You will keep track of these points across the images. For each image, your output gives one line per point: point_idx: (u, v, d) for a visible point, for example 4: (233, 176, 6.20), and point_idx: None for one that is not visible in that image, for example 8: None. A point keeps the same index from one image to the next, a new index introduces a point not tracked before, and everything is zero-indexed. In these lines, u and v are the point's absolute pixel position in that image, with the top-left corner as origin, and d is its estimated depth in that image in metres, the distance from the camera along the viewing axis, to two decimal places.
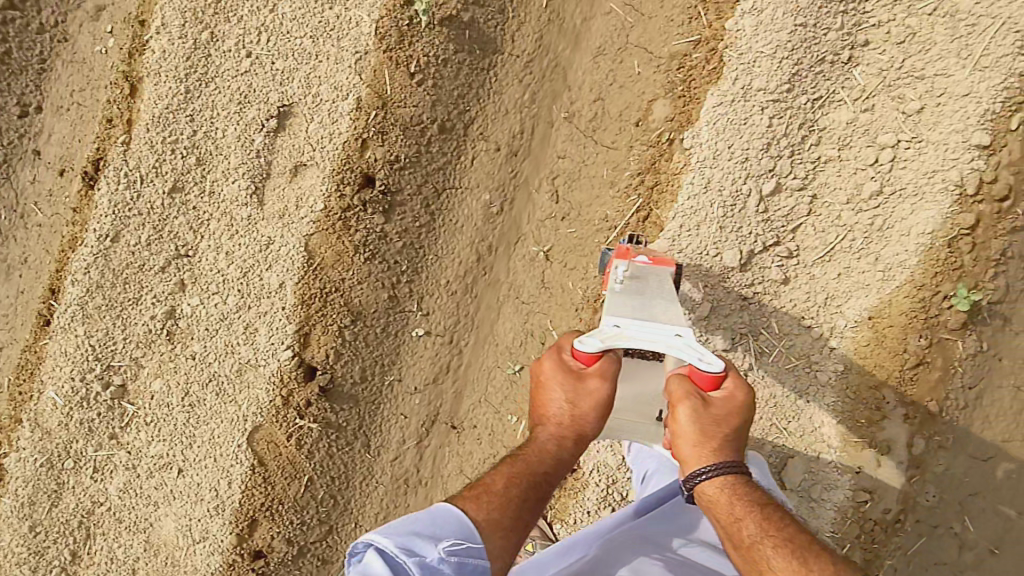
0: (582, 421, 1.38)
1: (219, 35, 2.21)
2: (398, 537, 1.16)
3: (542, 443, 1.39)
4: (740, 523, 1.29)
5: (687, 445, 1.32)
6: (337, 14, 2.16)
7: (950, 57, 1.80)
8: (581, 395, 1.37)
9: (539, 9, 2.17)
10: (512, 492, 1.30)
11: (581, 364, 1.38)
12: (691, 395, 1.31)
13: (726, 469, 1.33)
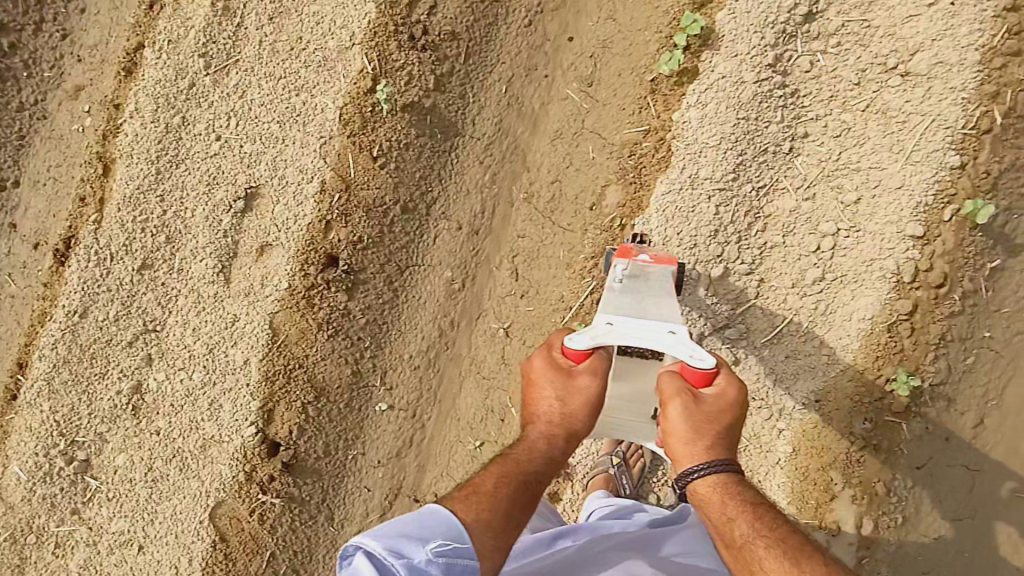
0: (571, 419, 1.44)
1: (189, 120, 2.30)
2: (387, 540, 1.20)
3: (533, 442, 1.46)
4: (732, 522, 1.33)
5: (680, 443, 1.36)
6: (303, 99, 2.25)
7: (883, 151, 1.91)
8: (570, 392, 1.43)
9: (499, 94, 2.27)
10: (500, 492, 1.35)
11: (571, 362, 1.45)
12: (682, 393, 1.36)
13: (718, 467, 1.36)
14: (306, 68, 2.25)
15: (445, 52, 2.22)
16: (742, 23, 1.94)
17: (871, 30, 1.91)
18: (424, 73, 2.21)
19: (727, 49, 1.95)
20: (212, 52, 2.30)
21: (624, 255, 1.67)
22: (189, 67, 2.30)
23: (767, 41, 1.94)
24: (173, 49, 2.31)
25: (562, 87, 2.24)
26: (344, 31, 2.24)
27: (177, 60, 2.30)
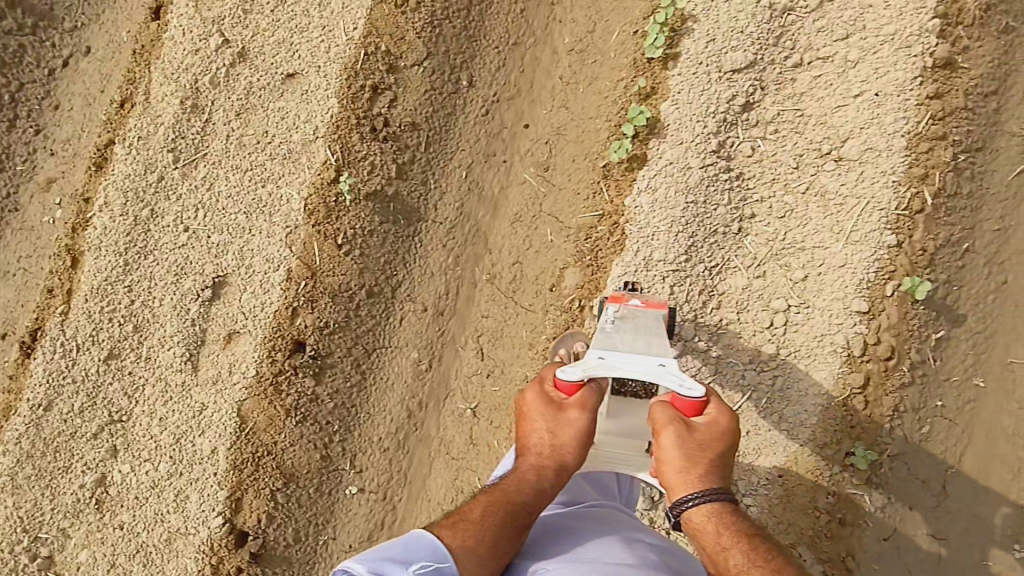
0: (561, 452, 1.49)
1: (158, 212, 2.36)
2: (370, 565, 1.18)
3: (524, 472, 1.50)
4: (726, 553, 1.36)
5: (673, 471, 1.42)
6: (269, 190, 2.32)
7: (825, 232, 2.00)
8: (561, 425, 1.49)
9: (460, 180, 2.41)
10: (488, 518, 1.37)
11: (562, 397, 1.52)
12: (674, 424, 1.42)
13: (713, 496, 1.40)
14: (272, 160, 2.34)
15: (405, 141, 2.36)
16: (684, 112, 2.09)
17: (805, 118, 2.07)
18: (386, 161, 2.33)
19: (671, 137, 2.09)
20: (181, 147, 2.39)
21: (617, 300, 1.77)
22: (159, 161, 2.38)
23: (710, 129, 2.07)
24: (144, 144, 2.40)
25: (519, 171, 2.39)
26: (308, 125, 2.34)
27: (147, 155, 2.39)
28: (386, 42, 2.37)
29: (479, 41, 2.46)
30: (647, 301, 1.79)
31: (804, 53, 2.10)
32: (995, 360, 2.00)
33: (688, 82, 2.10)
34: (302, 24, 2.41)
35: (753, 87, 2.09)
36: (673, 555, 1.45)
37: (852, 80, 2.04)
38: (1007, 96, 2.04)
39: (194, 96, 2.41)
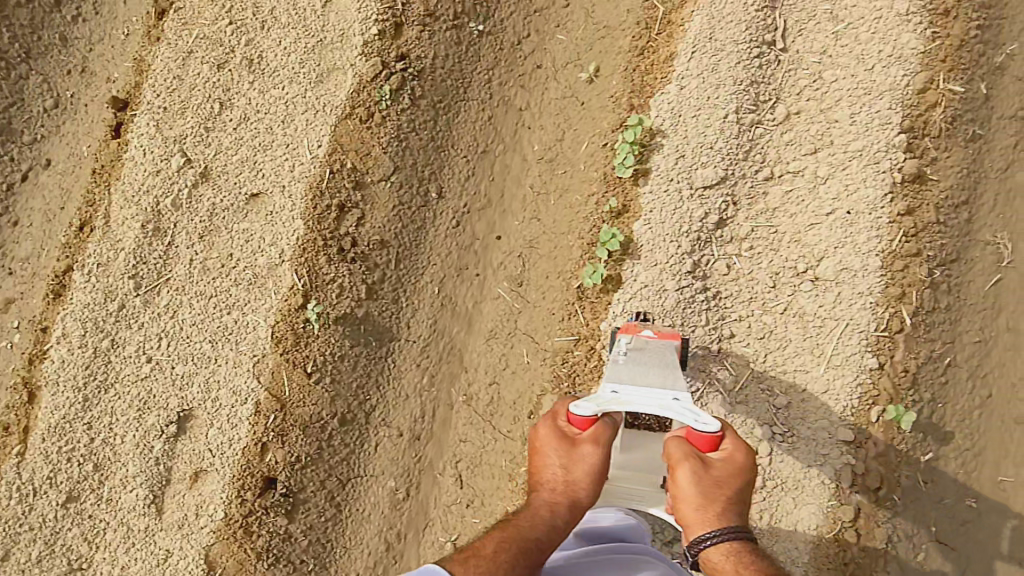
0: (574, 488, 1.51)
1: (119, 342, 2.26)
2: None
3: (537, 508, 1.51)
4: None
5: (691, 508, 1.43)
6: (235, 317, 2.24)
7: (805, 355, 1.96)
8: (573, 460, 1.51)
9: (432, 295, 2.35)
10: (501, 555, 1.40)
11: (574, 432, 1.54)
12: (691, 461, 1.43)
13: (730, 533, 1.41)
14: (237, 285, 2.27)
15: (374, 260, 2.30)
16: (656, 232, 2.06)
17: (779, 235, 2.04)
18: (355, 283, 2.27)
19: (644, 258, 2.05)
20: (142, 272, 2.31)
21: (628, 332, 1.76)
22: (119, 288, 2.29)
23: (683, 249, 2.03)
24: (103, 271, 2.31)
25: (493, 285, 2.34)
26: (273, 247, 2.27)
27: (106, 282, 2.30)
28: (351, 158, 2.31)
29: (447, 151, 2.43)
30: (659, 331, 1.77)
31: (774, 168, 2.10)
32: (986, 478, 1.98)
33: (659, 201, 2.07)
34: (265, 141, 2.36)
35: (724, 203, 2.07)
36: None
37: (823, 196, 2.03)
38: (978, 204, 2.10)
39: (155, 219, 2.34)
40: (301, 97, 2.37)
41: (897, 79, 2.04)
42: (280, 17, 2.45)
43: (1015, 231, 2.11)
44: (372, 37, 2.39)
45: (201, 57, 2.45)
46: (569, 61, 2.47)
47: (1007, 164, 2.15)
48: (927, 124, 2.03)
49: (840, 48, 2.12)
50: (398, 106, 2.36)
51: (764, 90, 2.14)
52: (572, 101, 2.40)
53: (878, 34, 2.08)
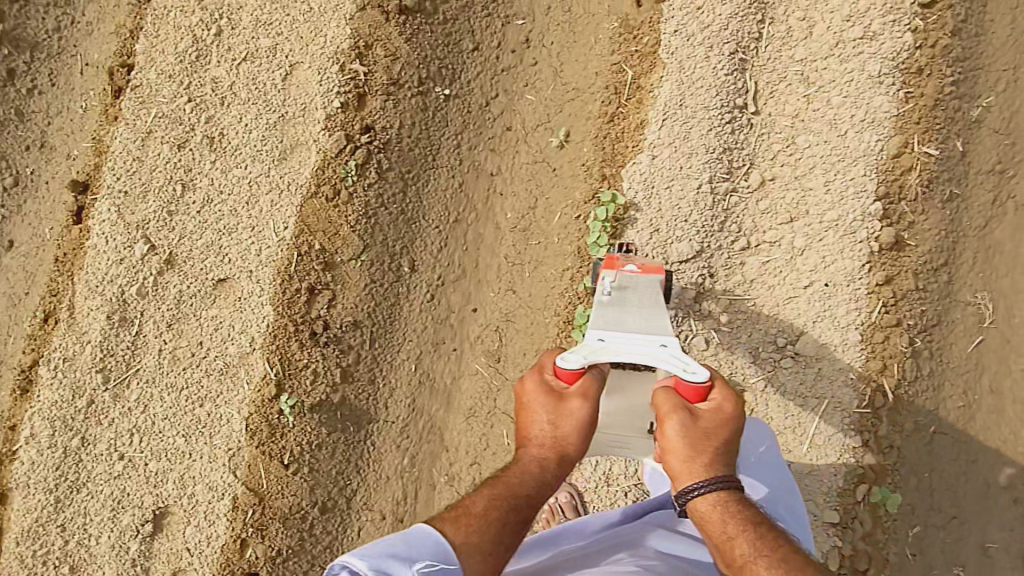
0: (563, 444, 1.35)
1: (90, 439, 2.21)
2: (372, 560, 1.16)
3: (524, 464, 1.36)
4: (734, 543, 1.28)
5: (679, 461, 1.30)
6: (208, 409, 2.19)
7: (786, 433, 1.95)
8: (563, 416, 1.35)
9: (409, 372, 2.31)
10: (493, 515, 1.28)
11: (562, 383, 1.39)
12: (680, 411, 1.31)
13: (719, 484, 1.31)
14: (209, 376, 2.21)
15: (349, 341, 2.26)
16: None
17: (757, 308, 2.00)
18: (329, 366, 2.23)
19: None
20: (110, 365, 2.24)
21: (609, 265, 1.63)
22: (87, 383, 2.23)
23: None
24: (69, 366, 2.25)
25: (471, 359, 2.31)
26: (243, 335, 2.22)
27: (74, 377, 2.24)
28: (319, 238, 2.26)
29: (418, 222, 2.37)
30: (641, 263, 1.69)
31: (750, 236, 2.05)
32: (973, 547, 1.96)
33: None
34: (231, 223, 2.30)
35: (702, 277, 2.02)
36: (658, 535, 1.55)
37: (801, 267, 1.99)
38: (958, 264, 2.07)
39: (121, 308, 2.28)
40: (266, 175, 2.31)
41: (870, 145, 2.01)
42: (240, 92, 2.38)
43: (996, 289, 2.08)
44: (336, 109, 2.33)
45: (161, 137, 2.38)
46: (539, 123, 2.41)
47: (986, 220, 2.12)
48: (902, 188, 2.00)
49: (813, 111, 2.08)
50: (365, 181, 2.30)
51: (738, 156, 2.10)
52: (544, 166, 2.35)
53: (850, 98, 2.04)
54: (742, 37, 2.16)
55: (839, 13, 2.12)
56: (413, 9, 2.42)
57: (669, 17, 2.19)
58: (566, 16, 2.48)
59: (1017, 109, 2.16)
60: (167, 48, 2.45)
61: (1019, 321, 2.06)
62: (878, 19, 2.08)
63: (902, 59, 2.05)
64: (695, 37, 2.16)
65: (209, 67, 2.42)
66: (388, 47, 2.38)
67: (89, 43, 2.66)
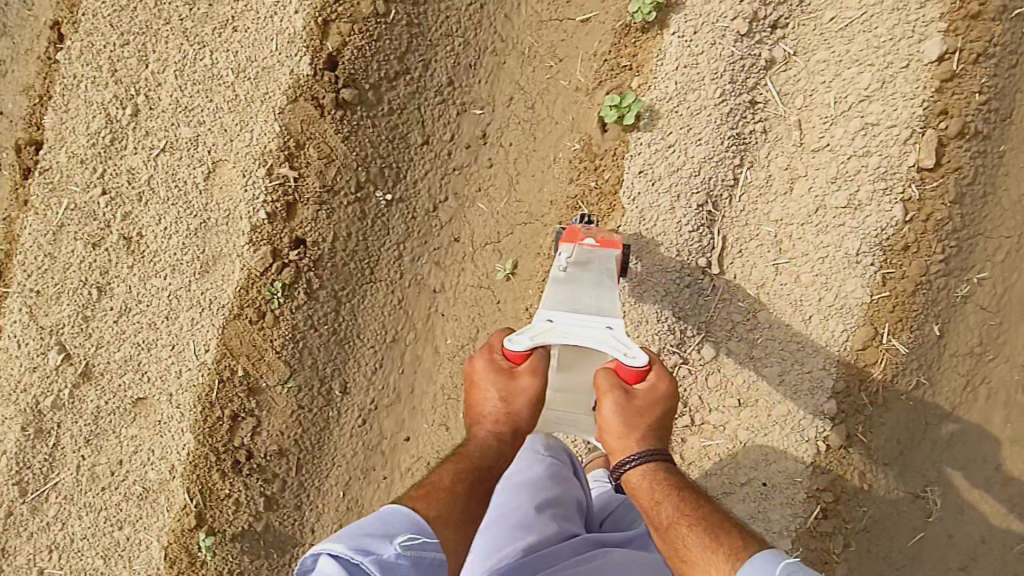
0: (516, 417, 1.42)
1: (10, 550, 2.18)
2: (351, 540, 1.09)
3: (481, 439, 1.42)
4: (659, 506, 1.34)
5: (614, 435, 1.39)
6: (127, 533, 2.16)
7: None
8: (514, 391, 1.41)
9: (337, 498, 2.25)
10: (460, 487, 1.30)
11: (510, 363, 1.43)
12: (617, 389, 1.39)
13: (650, 456, 1.39)
14: (127, 500, 2.16)
15: (273, 469, 2.18)
16: None
17: None
18: (252, 495, 2.16)
19: None
20: (27, 477, 2.18)
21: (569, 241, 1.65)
22: (4, 494, 2.18)
23: None
24: None
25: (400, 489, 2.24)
26: (163, 461, 2.15)
27: None
28: (242, 363, 2.13)
29: (352, 342, 2.22)
30: (602, 239, 1.71)
31: (695, 414, 1.91)
32: None
33: None
34: (149, 338, 2.15)
35: None
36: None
37: (742, 458, 1.88)
38: (911, 454, 1.94)
39: (36, 420, 2.18)
40: (186, 290, 2.14)
41: (834, 335, 1.85)
42: (159, 188, 2.15)
43: (948, 481, 1.96)
44: (262, 220, 2.11)
45: (74, 233, 2.18)
46: (489, 240, 2.20)
47: (952, 405, 1.96)
48: (861, 383, 1.86)
49: (779, 285, 1.89)
50: (293, 303, 2.13)
51: (691, 324, 1.92)
52: (488, 294, 2.18)
53: (821, 277, 1.85)
54: (714, 186, 1.91)
55: (825, 172, 1.86)
56: (353, 102, 2.12)
57: (634, 154, 1.92)
58: (528, 114, 2.18)
59: (1011, 284, 1.93)
60: (79, 127, 2.18)
61: (966, 517, 1.95)
62: (867, 186, 1.83)
63: (885, 237, 1.83)
64: (661, 182, 1.90)
65: (124, 153, 2.17)
66: (323, 147, 2.11)
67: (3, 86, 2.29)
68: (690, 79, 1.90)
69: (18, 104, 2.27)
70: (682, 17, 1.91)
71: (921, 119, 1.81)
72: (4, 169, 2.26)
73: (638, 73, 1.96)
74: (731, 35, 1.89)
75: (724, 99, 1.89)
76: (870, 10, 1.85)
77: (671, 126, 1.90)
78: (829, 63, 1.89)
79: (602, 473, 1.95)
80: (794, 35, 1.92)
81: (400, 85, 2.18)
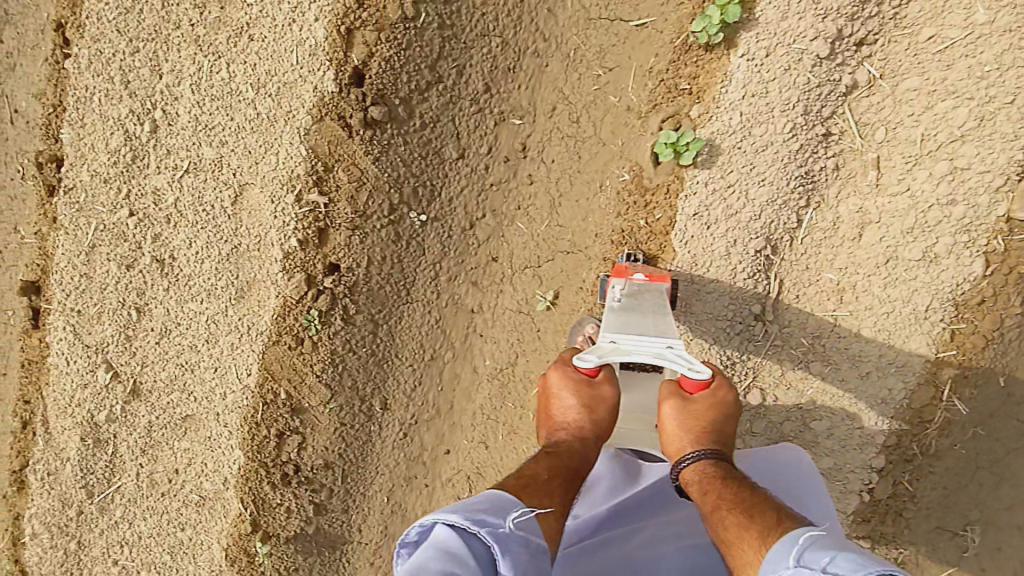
0: (597, 424, 1.37)
1: (85, 543, 2.28)
2: (463, 512, 1.01)
3: (563, 444, 1.36)
4: (708, 495, 1.24)
5: (670, 436, 1.37)
6: (189, 534, 2.26)
7: None
8: (594, 400, 1.37)
9: (382, 502, 2.26)
10: (556, 480, 1.24)
11: (586, 374, 1.39)
12: (677, 394, 1.38)
13: (705, 455, 1.32)
14: (186, 506, 2.25)
15: (321, 480, 2.20)
16: None
17: None
18: (302, 504, 2.19)
19: None
20: (92, 481, 2.25)
21: (618, 276, 1.53)
22: (72, 496, 2.25)
23: None
24: (54, 479, 2.25)
25: (441, 499, 2.27)
26: (216, 474, 2.22)
27: (61, 490, 2.25)
28: (285, 386, 2.13)
29: (390, 361, 2.18)
30: (650, 273, 1.54)
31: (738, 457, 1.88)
32: None
33: None
34: (192, 359, 2.17)
35: None
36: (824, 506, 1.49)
37: None
38: (971, 502, 1.84)
39: (94, 431, 2.22)
40: (224, 315, 2.13)
41: (891, 392, 1.77)
42: (187, 212, 2.07)
43: (989, 519, 1.85)
44: (294, 248, 2.04)
45: (106, 254, 2.11)
46: (528, 264, 2.10)
47: (1003, 449, 1.81)
48: (912, 437, 1.79)
49: (836, 338, 1.80)
50: (330, 329, 2.08)
51: (740, 370, 1.85)
52: (528, 321, 2.13)
53: (884, 333, 1.76)
54: (775, 229, 1.78)
55: (900, 222, 1.73)
56: (383, 120, 1.95)
57: (689, 194, 1.79)
58: (573, 128, 2.01)
59: None
60: (98, 143, 2.06)
61: (1003, 554, 1.86)
62: (947, 239, 1.69)
63: (959, 292, 1.70)
64: (717, 226, 1.78)
65: (147, 172, 2.07)
66: (352, 171, 1.98)
67: (13, 81, 2.10)
68: (758, 110, 1.73)
69: (34, 108, 2.09)
70: (754, 36, 1.73)
71: (1018, 165, 1.63)
72: (25, 180, 2.13)
73: (698, 99, 1.81)
74: (809, 59, 1.70)
75: (795, 134, 1.73)
76: (977, 30, 1.63)
77: (732, 164, 1.76)
78: (920, 92, 1.70)
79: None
80: (882, 54, 1.72)
81: (432, 97, 1.99)
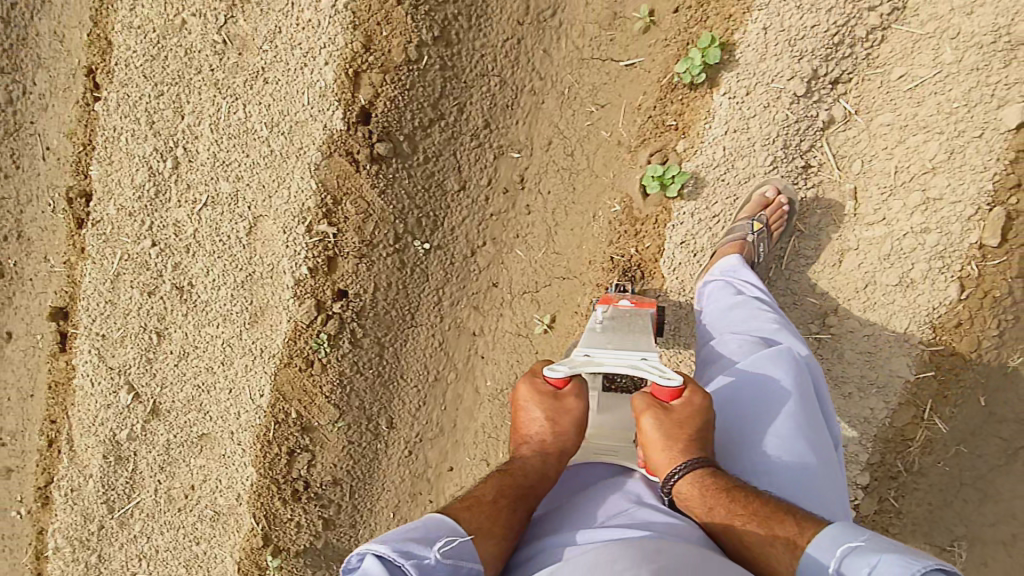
0: (561, 440, 1.31)
1: (105, 556, 2.39)
2: (390, 542, 1.05)
3: (525, 458, 1.31)
4: (715, 508, 1.17)
5: (656, 448, 1.24)
6: (203, 547, 2.36)
7: None
8: (559, 413, 1.32)
9: (388, 517, 2.35)
10: (502, 501, 1.21)
11: (553, 389, 1.34)
12: (654, 405, 1.27)
13: (697, 463, 1.21)
14: (201, 521, 2.35)
15: (329, 496, 2.29)
16: None
17: None
18: (312, 518, 2.28)
19: None
20: (112, 497, 2.36)
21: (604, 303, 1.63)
22: (94, 511, 2.36)
23: None
24: (76, 495, 2.36)
25: None
26: (230, 490, 2.32)
27: (83, 506, 2.36)
28: (295, 406, 2.23)
29: (395, 383, 2.28)
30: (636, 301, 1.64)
31: None
32: None
33: None
34: (208, 380, 2.29)
35: None
36: (813, 420, 1.38)
37: None
38: (957, 518, 1.87)
39: (115, 449, 2.33)
40: (238, 338, 2.25)
41: (874, 412, 1.85)
42: (205, 242, 2.20)
43: (975, 535, 1.87)
44: (304, 275, 2.16)
45: (130, 281, 2.25)
46: (526, 288, 2.21)
47: (988, 467, 1.83)
48: (897, 455, 1.86)
49: (819, 360, 1.89)
50: (338, 352, 2.19)
51: None
52: (526, 343, 2.22)
53: (864, 356, 1.85)
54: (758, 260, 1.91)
55: (877, 249, 1.81)
56: (388, 155, 2.08)
57: (676, 223, 1.91)
58: (567, 161, 2.12)
59: None
60: (124, 179, 2.20)
61: (991, 569, 1.86)
62: (922, 265, 1.77)
63: (936, 315, 1.78)
64: (703, 254, 1.93)
65: (168, 206, 2.20)
66: (359, 204, 2.10)
67: (46, 121, 2.25)
68: (740, 145, 1.85)
69: (64, 146, 2.24)
70: (734, 76, 1.84)
71: (988, 195, 1.71)
72: (55, 214, 2.28)
73: (683, 135, 1.92)
74: (787, 97, 1.81)
75: (775, 166, 1.86)
76: (945, 69, 1.73)
77: (716, 196, 1.90)
78: (893, 127, 1.80)
79: (736, 262, 1.74)
80: (857, 92, 1.83)
81: (434, 133, 2.11)
